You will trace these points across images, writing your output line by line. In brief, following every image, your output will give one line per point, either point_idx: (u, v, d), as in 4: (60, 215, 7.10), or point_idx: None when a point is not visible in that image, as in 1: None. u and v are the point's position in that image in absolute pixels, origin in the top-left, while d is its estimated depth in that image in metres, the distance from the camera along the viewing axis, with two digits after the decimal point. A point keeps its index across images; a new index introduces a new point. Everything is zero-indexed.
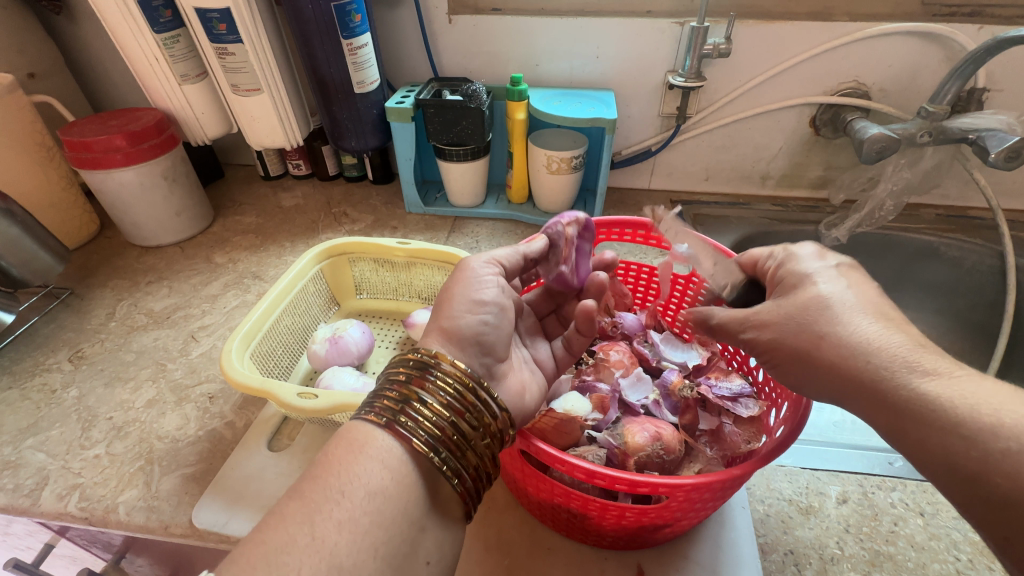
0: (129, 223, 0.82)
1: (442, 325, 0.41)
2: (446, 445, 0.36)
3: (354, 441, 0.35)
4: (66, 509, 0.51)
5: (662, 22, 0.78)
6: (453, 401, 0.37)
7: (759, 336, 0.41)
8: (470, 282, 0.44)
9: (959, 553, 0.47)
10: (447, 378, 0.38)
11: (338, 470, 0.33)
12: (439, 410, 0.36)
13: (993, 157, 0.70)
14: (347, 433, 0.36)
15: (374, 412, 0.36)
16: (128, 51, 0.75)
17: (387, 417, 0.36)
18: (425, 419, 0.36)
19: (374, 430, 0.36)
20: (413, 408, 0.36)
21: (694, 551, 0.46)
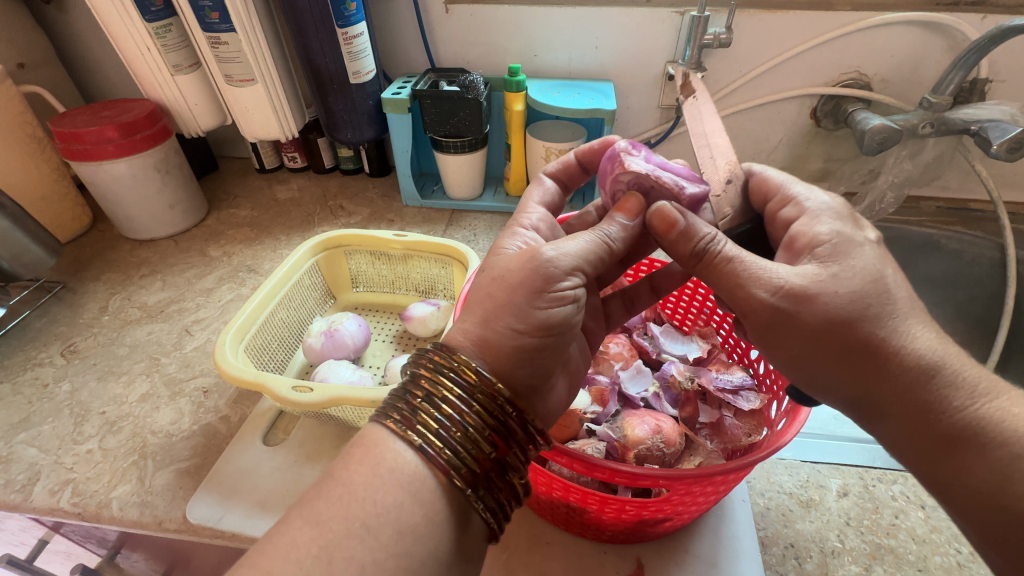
0: (122, 216, 0.81)
1: (488, 338, 0.36)
2: (484, 480, 0.33)
3: (382, 463, 0.32)
4: (59, 504, 0.50)
5: (662, 11, 0.77)
6: (495, 429, 0.34)
7: (805, 310, 0.35)
8: (540, 289, 0.36)
9: (959, 546, 0.46)
10: (486, 404, 0.34)
11: (363, 492, 0.31)
12: (479, 441, 0.33)
13: (995, 148, 0.69)
14: (374, 450, 0.33)
15: (404, 432, 0.33)
16: (119, 40, 0.73)
17: (420, 441, 0.32)
18: (465, 450, 0.33)
19: (405, 453, 0.33)
20: (450, 436, 0.32)
21: (694, 545, 0.46)
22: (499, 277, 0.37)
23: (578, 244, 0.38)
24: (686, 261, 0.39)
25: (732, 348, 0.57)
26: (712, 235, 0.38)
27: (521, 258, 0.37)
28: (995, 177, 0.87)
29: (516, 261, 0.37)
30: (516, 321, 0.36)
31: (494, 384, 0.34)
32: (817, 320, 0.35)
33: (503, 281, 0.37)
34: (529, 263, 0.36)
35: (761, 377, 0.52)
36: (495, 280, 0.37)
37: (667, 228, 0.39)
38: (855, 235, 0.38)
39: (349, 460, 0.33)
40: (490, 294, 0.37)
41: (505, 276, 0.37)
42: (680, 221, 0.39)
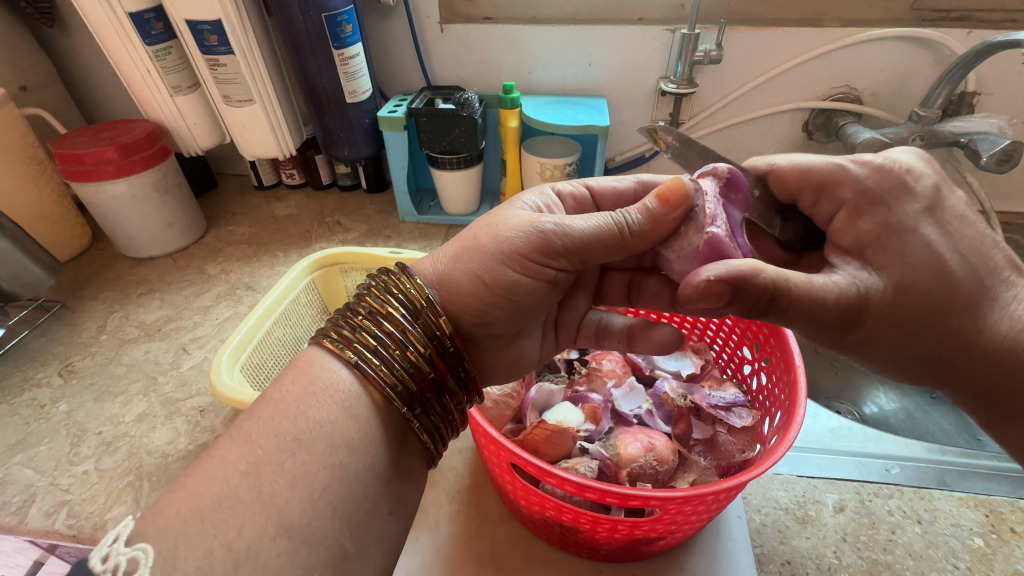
0: (120, 234, 0.82)
1: (446, 279, 0.39)
2: (418, 399, 0.35)
3: (316, 380, 0.34)
4: (53, 527, 0.50)
5: (653, 29, 0.79)
6: (436, 353, 0.36)
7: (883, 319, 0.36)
8: (522, 251, 0.38)
9: (957, 561, 0.46)
10: (427, 328, 0.36)
11: (296, 408, 0.33)
12: (418, 363, 0.35)
13: (986, 160, 0.70)
14: (308, 368, 0.35)
15: (348, 350, 0.35)
16: (120, 63, 0.75)
17: (358, 359, 0.34)
18: (404, 370, 0.35)
19: (340, 371, 0.35)
20: (389, 356, 0.34)
21: (689, 563, 0.45)
22: (494, 226, 0.40)
23: (587, 222, 0.39)
24: (754, 313, 0.35)
25: (725, 363, 0.57)
26: (774, 279, 0.33)
27: (521, 220, 0.39)
28: (987, 188, 0.87)
29: (513, 221, 0.40)
30: (482, 266, 0.38)
31: (437, 312, 0.36)
32: (905, 316, 0.36)
33: (496, 231, 0.40)
34: (520, 225, 0.39)
35: (753, 393, 0.52)
36: (486, 226, 0.40)
37: (716, 301, 0.34)
38: (904, 213, 0.37)
39: (283, 380, 0.34)
40: (477, 237, 0.40)
41: (498, 228, 0.40)
42: (729, 286, 0.33)
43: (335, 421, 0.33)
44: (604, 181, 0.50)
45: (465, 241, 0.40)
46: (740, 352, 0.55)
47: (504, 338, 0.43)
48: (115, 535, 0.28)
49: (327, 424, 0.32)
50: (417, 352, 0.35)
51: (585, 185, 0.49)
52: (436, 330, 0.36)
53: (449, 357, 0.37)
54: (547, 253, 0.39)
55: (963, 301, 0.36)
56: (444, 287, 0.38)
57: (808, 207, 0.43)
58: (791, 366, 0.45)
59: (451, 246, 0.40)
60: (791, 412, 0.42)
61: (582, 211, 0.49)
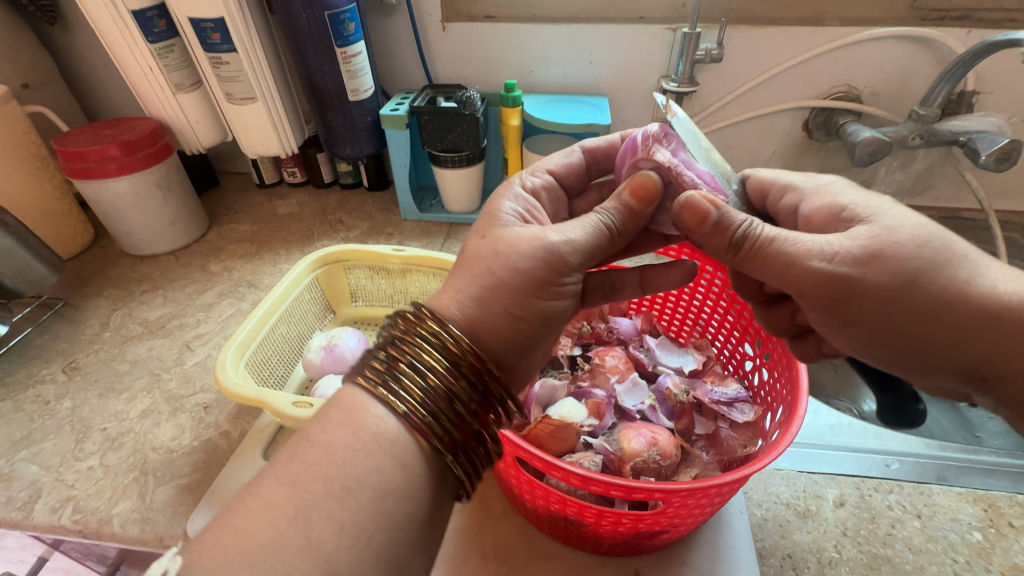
0: (123, 232, 0.82)
1: (472, 323, 0.36)
2: (463, 448, 0.34)
3: (364, 428, 0.32)
4: (59, 522, 0.50)
5: (655, 27, 0.79)
6: (478, 402, 0.34)
7: (869, 278, 0.35)
8: (546, 279, 0.37)
9: (955, 554, 0.47)
10: (473, 375, 0.34)
11: (344, 454, 0.31)
12: (463, 414, 0.34)
13: (984, 158, 0.70)
14: (353, 413, 0.33)
15: (387, 397, 0.33)
16: (122, 61, 0.75)
17: (406, 410, 0.32)
18: (450, 421, 0.33)
19: (387, 419, 0.33)
20: (435, 407, 0.33)
21: (691, 556, 0.46)
22: (505, 253, 0.37)
23: (580, 226, 0.38)
24: (730, 249, 0.38)
25: (726, 359, 0.58)
26: (744, 221, 0.37)
27: (530, 241, 0.37)
28: (986, 187, 0.88)
29: (525, 241, 0.37)
30: (516, 304, 0.36)
31: (479, 357, 0.35)
32: (887, 291, 0.35)
33: (509, 260, 0.37)
34: (530, 244, 0.37)
35: (755, 389, 0.52)
36: (498, 255, 0.37)
37: (698, 220, 0.37)
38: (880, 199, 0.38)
39: (329, 421, 0.33)
40: (493, 270, 0.37)
41: (511, 256, 0.37)
42: (713, 213, 0.36)
43: (382, 469, 0.31)
44: (555, 160, 0.51)
45: (480, 272, 0.37)
46: (741, 348, 0.55)
47: (533, 359, 0.40)
48: (161, 571, 0.27)
49: (375, 471, 0.31)
50: (460, 399, 0.34)
51: (546, 168, 0.50)
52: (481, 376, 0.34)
53: (491, 406, 0.35)
54: (567, 273, 0.37)
55: (948, 278, 0.35)
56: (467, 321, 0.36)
57: (773, 207, 0.45)
58: (795, 362, 0.45)
59: (469, 282, 0.37)
60: (793, 407, 0.42)
61: (553, 199, 0.50)
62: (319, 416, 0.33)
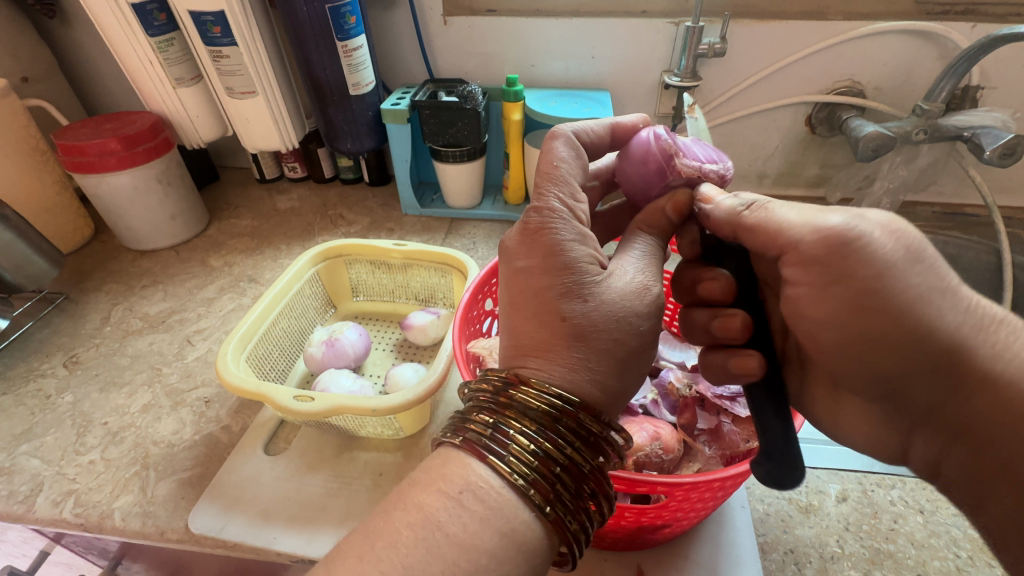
0: (123, 227, 0.82)
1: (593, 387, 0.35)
2: (587, 525, 0.33)
3: (497, 514, 0.30)
4: (61, 515, 0.50)
5: (657, 21, 0.78)
6: (597, 474, 0.33)
7: (853, 258, 0.33)
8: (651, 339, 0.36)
9: (958, 550, 0.46)
10: (596, 445, 0.33)
11: (485, 548, 0.29)
12: (588, 489, 0.32)
13: (988, 153, 0.70)
14: (474, 488, 0.31)
15: (506, 467, 0.31)
16: (122, 54, 0.75)
17: (537, 492, 0.31)
18: (577, 498, 0.32)
19: (517, 501, 0.31)
20: (565, 485, 0.32)
21: (693, 551, 0.46)
22: (618, 317, 0.35)
23: (647, 265, 0.39)
24: (730, 221, 0.38)
25: None
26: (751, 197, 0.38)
27: (639, 298, 0.36)
28: (989, 182, 0.88)
29: (629, 296, 0.36)
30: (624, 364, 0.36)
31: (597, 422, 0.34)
32: (867, 275, 0.32)
33: (626, 325, 0.35)
34: (633, 301, 0.36)
35: None
36: (616, 322, 0.35)
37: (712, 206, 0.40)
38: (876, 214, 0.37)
39: (459, 506, 0.30)
40: (605, 332, 0.35)
41: (627, 319, 0.35)
42: (723, 200, 0.40)
43: (515, 561, 0.29)
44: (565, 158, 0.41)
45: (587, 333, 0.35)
46: None
47: None
48: None
49: (511, 564, 0.29)
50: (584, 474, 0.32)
51: (569, 179, 0.40)
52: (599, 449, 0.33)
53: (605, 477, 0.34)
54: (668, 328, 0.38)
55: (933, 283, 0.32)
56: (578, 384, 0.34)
57: None
58: None
59: (579, 346, 0.34)
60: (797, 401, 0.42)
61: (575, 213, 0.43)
62: (452, 503, 0.30)
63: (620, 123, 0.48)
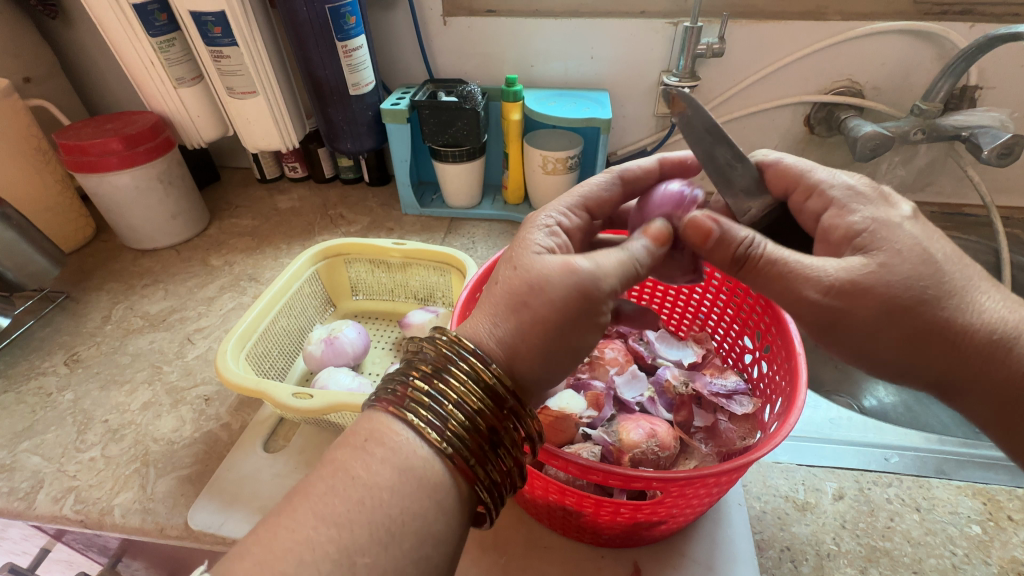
0: (124, 226, 0.82)
1: (512, 354, 0.34)
2: (501, 486, 0.33)
3: (408, 467, 0.30)
4: (62, 512, 0.50)
5: (656, 22, 0.79)
6: (518, 441, 0.34)
7: (860, 306, 0.35)
8: (580, 313, 0.34)
9: (954, 547, 0.47)
10: (498, 396, 0.33)
11: (392, 497, 0.29)
12: (504, 451, 0.33)
13: (986, 153, 0.70)
14: (385, 441, 0.31)
15: (416, 423, 0.32)
16: (123, 55, 0.75)
17: (449, 450, 0.31)
18: (491, 460, 0.32)
19: (431, 458, 0.31)
20: (478, 446, 0.32)
21: (689, 548, 0.46)
22: (534, 282, 0.35)
23: (611, 259, 0.36)
24: (730, 266, 0.38)
25: (726, 352, 0.58)
26: (751, 238, 0.37)
27: (559, 268, 0.35)
28: (988, 182, 0.88)
29: (555, 270, 0.34)
30: (553, 340, 0.34)
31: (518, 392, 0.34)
32: (873, 320, 0.35)
33: (541, 290, 0.34)
34: (562, 271, 0.34)
35: (754, 382, 0.52)
36: (528, 284, 0.35)
37: (704, 237, 0.38)
38: (891, 215, 0.37)
39: (371, 457, 0.31)
40: (530, 303, 0.34)
41: (540, 283, 0.34)
42: (715, 229, 0.38)
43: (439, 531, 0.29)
44: (589, 187, 0.47)
45: (515, 306, 0.34)
46: (740, 341, 0.55)
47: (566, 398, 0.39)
48: None
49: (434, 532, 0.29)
50: (501, 437, 0.33)
51: (580, 201, 0.46)
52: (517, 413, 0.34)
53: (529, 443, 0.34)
54: (601, 304, 0.35)
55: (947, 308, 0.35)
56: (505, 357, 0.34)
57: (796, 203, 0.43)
58: (793, 353, 0.45)
59: (499, 307, 0.35)
60: (792, 398, 0.42)
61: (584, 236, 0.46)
62: (360, 452, 0.31)
63: (669, 157, 0.49)
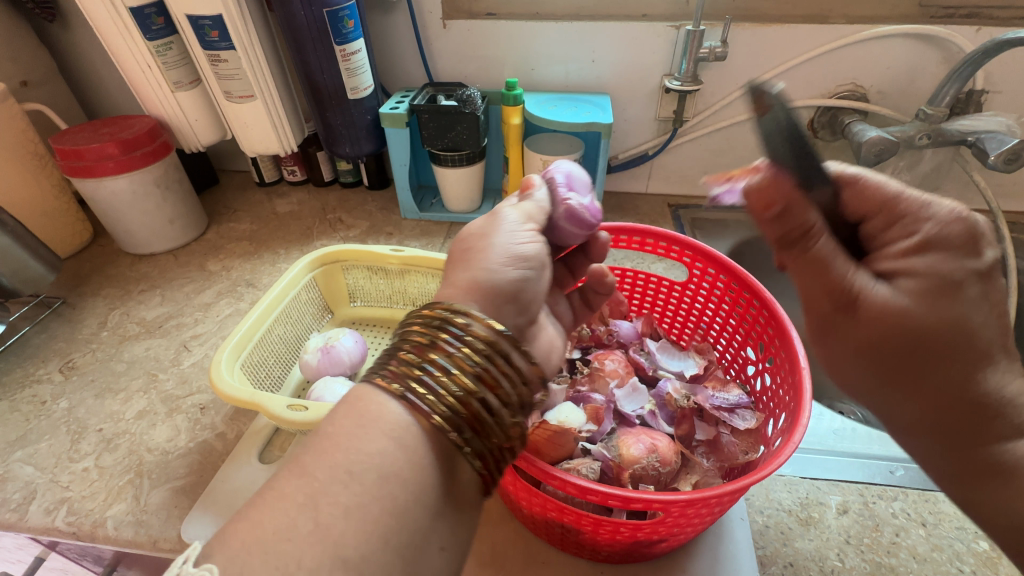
0: (121, 231, 0.81)
1: (468, 276, 0.38)
2: (474, 430, 0.32)
3: (372, 415, 0.31)
4: (54, 524, 0.50)
5: (658, 25, 0.78)
6: (485, 372, 0.33)
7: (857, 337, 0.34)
8: (504, 232, 0.40)
9: (961, 564, 0.46)
10: (471, 344, 0.33)
11: (358, 457, 0.30)
12: (467, 385, 0.32)
13: (993, 159, 0.69)
14: (358, 404, 0.32)
15: (393, 385, 0.32)
16: (120, 58, 0.74)
17: (406, 389, 0.32)
18: (455, 396, 0.32)
19: (392, 405, 0.32)
20: (435, 381, 0.32)
21: (691, 565, 0.45)
22: (466, 239, 0.41)
23: (526, 207, 0.43)
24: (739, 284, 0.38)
25: (728, 363, 0.57)
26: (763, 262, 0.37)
27: (483, 221, 0.42)
28: (994, 188, 0.87)
29: (484, 223, 0.41)
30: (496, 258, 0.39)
31: (475, 325, 0.34)
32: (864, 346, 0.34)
33: (469, 237, 0.41)
34: (481, 221, 0.42)
35: (757, 395, 0.51)
36: (457, 245, 0.41)
37: None
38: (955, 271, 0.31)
39: (336, 414, 0.32)
40: (461, 249, 0.40)
41: (470, 235, 0.41)
42: None
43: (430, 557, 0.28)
44: None
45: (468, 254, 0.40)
46: (743, 353, 0.54)
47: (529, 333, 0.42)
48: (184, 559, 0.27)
49: None
50: (459, 373, 0.33)
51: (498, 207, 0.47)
52: (474, 347, 0.33)
53: (496, 376, 0.34)
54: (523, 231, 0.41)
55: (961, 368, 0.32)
56: (478, 293, 0.37)
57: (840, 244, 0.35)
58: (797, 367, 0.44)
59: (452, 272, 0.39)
60: (796, 412, 0.41)
61: None
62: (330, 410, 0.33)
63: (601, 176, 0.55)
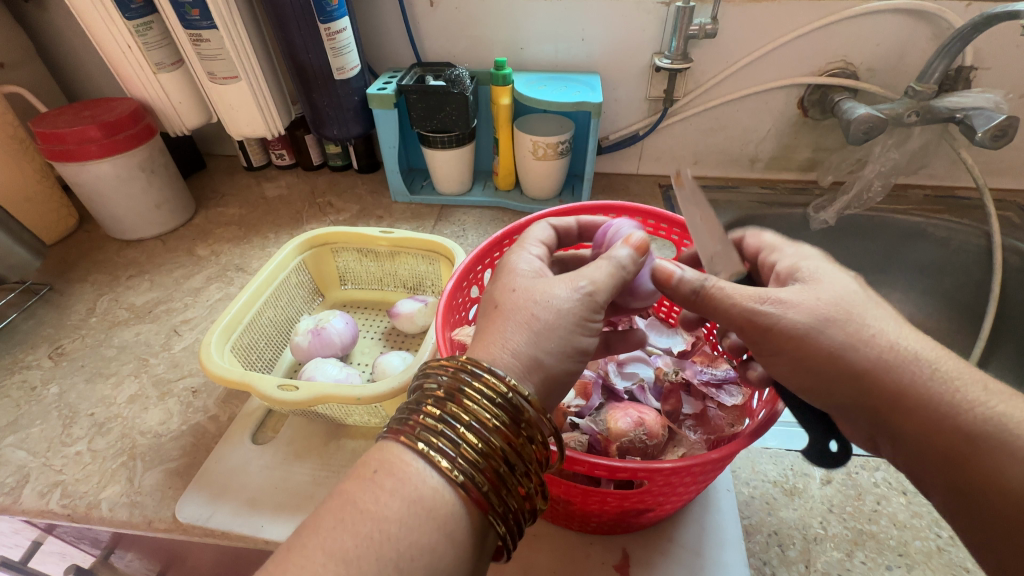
0: (107, 216, 0.81)
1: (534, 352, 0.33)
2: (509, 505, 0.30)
3: (413, 489, 0.28)
4: (48, 506, 0.50)
5: (648, 2, 0.77)
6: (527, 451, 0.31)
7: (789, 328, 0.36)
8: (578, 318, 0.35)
9: (939, 530, 0.47)
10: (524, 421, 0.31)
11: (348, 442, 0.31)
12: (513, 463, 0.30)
13: (980, 135, 0.69)
14: (402, 474, 0.28)
15: (436, 454, 0.29)
16: (98, 39, 0.73)
17: (451, 463, 0.29)
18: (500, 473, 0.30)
19: (435, 478, 0.28)
20: (482, 456, 0.29)
21: (678, 534, 0.46)
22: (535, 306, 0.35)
23: (598, 273, 0.37)
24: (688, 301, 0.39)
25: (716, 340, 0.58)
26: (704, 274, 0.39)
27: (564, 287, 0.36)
28: (980, 165, 0.88)
29: (545, 297, 0.35)
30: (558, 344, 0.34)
31: (523, 391, 0.31)
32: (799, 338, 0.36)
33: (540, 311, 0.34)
34: (556, 289, 0.36)
35: None
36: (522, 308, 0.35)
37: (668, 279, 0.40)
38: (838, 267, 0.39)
39: (380, 488, 0.28)
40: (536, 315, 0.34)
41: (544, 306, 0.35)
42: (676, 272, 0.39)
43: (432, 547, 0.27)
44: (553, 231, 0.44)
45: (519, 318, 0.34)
46: None
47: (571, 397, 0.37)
48: None
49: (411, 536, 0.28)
50: (497, 439, 0.30)
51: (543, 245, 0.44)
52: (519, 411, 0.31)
53: (531, 438, 0.31)
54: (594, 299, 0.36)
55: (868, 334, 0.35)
56: (539, 374, 0.33)
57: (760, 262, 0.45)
58: None
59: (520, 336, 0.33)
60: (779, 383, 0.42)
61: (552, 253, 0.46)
62: (367, 481, 0.28)
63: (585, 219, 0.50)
